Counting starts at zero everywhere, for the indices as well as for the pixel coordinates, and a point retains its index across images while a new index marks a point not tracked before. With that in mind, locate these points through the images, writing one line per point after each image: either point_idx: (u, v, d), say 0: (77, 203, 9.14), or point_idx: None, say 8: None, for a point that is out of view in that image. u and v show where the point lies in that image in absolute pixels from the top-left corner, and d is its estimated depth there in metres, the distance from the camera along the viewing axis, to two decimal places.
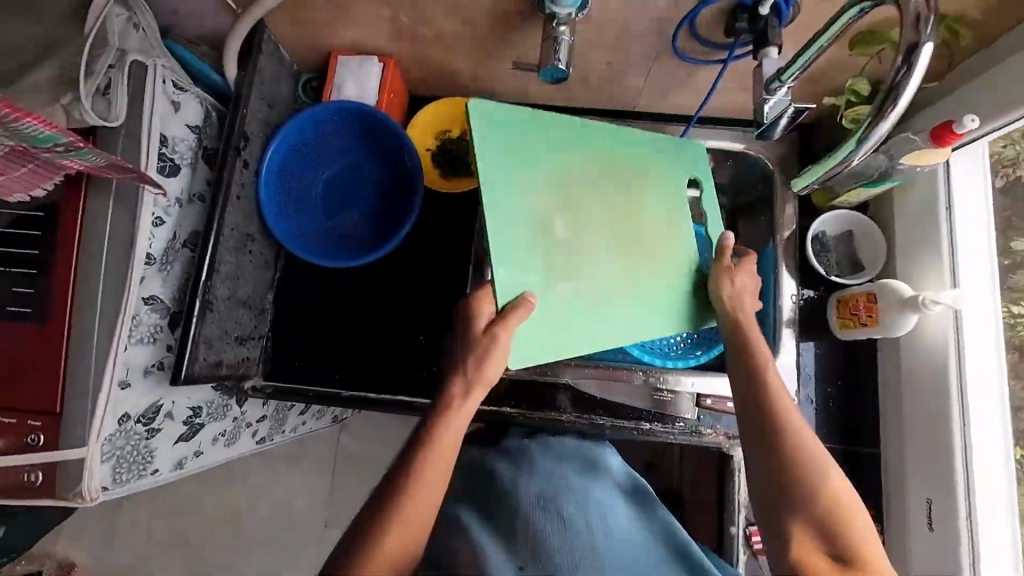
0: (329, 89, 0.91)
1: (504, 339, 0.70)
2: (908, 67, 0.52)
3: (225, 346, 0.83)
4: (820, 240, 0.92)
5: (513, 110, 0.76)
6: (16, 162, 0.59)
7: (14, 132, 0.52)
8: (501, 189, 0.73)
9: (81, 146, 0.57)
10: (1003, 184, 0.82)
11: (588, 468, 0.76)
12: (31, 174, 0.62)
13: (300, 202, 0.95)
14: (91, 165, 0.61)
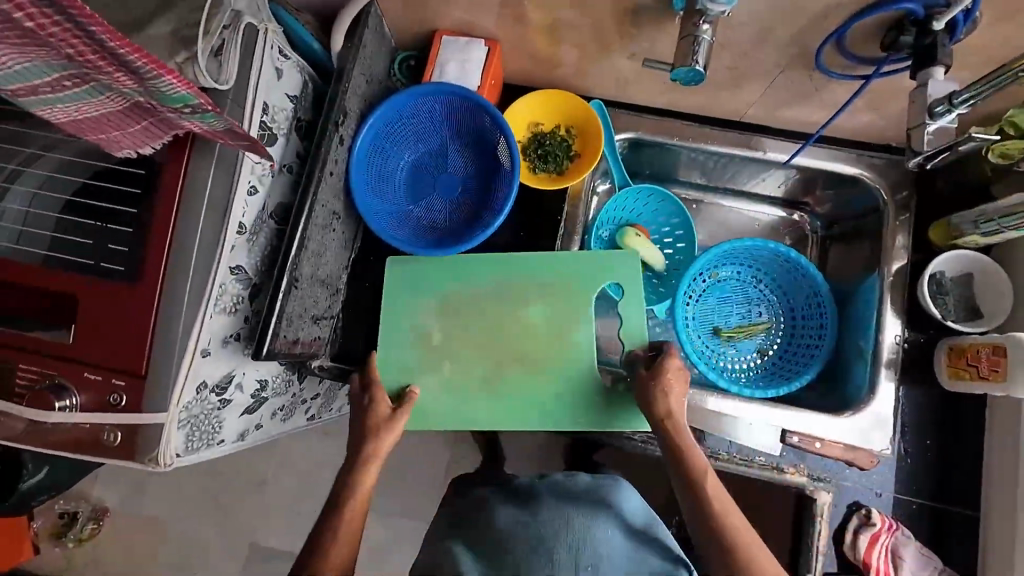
0: (431, 70, 0.87)
1: (401, 419, 0.77)
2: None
3: (303, 324, 0.82)
4: (937, 279, 0.85)
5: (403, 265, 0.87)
6: (135, 119, 0.57)
7: (149, 89, 0.50)
8: (391, 319, 0.86)
9: (209, 110, 0.54)
10: None
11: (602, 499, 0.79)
12: (144, 131, 0.60)
13: (385, 185, 0.92)
14: (209, 129, 0.59)
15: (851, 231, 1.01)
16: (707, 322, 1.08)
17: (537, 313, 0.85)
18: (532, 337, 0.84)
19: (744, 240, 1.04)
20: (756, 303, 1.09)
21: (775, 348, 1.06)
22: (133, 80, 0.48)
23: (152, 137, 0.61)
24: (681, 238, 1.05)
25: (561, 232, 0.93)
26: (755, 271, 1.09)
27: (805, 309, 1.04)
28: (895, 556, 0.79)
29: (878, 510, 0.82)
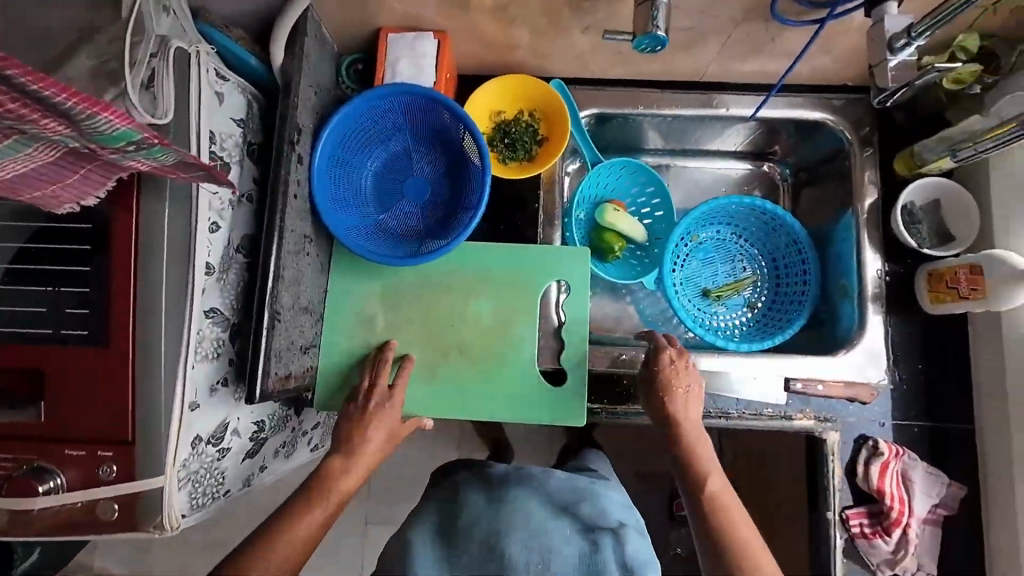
0: (381, 72, 0.82)
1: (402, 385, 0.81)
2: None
3: (292, 356, 0.78)
4: (908, 210, 0.87)
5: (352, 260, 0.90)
6: (72, 167, 0.52)
7: (84, 131, 0.45)
8: (343, 301, 0.89)
9: (156, 144, 0.50)
10: None
11: (576, 496, 0.86)
12: (83, 179, 0.54)
13: (353, 198, 0.87)
14: (159, 165, 0.54)
15: (819, 174, 1.02)
16: (695, 286, 1.09)
17: (484, 308, 0.88)
18: (476, 325, 0.88)
19: (719, 200, 1.04)
20: (738, 259, 1.10)
21: (762, 300, 1.08)
22: (64, 126, 0.45)
23: (93, 183, 0.56)
24: (659, 207, 1.05)
25: (541, 219, 0.92)
26: (733, 227, 1.10)
27: (787, 257, 1.06)
28: (906, 479, 0.82)
29: (884, 439, 0.85)
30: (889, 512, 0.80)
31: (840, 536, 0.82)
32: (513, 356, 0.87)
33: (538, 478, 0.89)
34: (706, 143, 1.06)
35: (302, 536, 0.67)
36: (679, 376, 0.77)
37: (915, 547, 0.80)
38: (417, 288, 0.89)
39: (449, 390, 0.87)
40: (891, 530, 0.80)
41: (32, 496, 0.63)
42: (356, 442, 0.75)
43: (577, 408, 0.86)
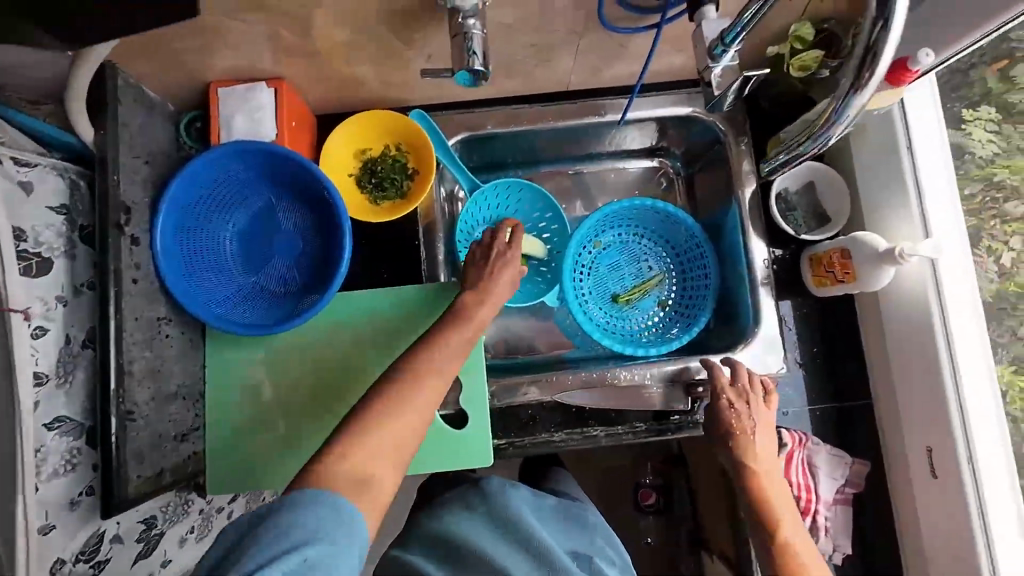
0: (215, 129, 0.76)
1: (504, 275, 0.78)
2: (884, 23, 0.45)
3: (163, 450, 0.73)
4: (783, 198, 0.88)
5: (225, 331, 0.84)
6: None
7: None
8: (222, 376, 0.83)
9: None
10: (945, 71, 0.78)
11: (569, 517, 0.82)
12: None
13: (215, 266, 0.82)
14: None
15: (706, 166, 1.01)
16: (604, 293, 1.07)
17: (375, 359, 0.85)
18: (367, 376, 0.85)
19: (610, 206, 1.03)
20: (644, 259, 1.09)
21: (673, 296, 1.07)
22: None
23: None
24: (553, 220, 1.01)
25: (424, 257, 0.88)
26: (634, 228, 1.08)
27: (689, 251, 1.05)
28: (811, 465, 0.83)
29: (788, 427, 0.86)
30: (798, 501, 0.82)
31: None
32: None
33: (533, 499, 0.81)
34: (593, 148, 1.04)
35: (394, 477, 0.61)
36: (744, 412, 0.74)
37: (828, 529, 0.82)
38: (303, 348, 0.85)
39: None
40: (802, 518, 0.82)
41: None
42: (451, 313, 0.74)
43: (482, 448, 0.83)
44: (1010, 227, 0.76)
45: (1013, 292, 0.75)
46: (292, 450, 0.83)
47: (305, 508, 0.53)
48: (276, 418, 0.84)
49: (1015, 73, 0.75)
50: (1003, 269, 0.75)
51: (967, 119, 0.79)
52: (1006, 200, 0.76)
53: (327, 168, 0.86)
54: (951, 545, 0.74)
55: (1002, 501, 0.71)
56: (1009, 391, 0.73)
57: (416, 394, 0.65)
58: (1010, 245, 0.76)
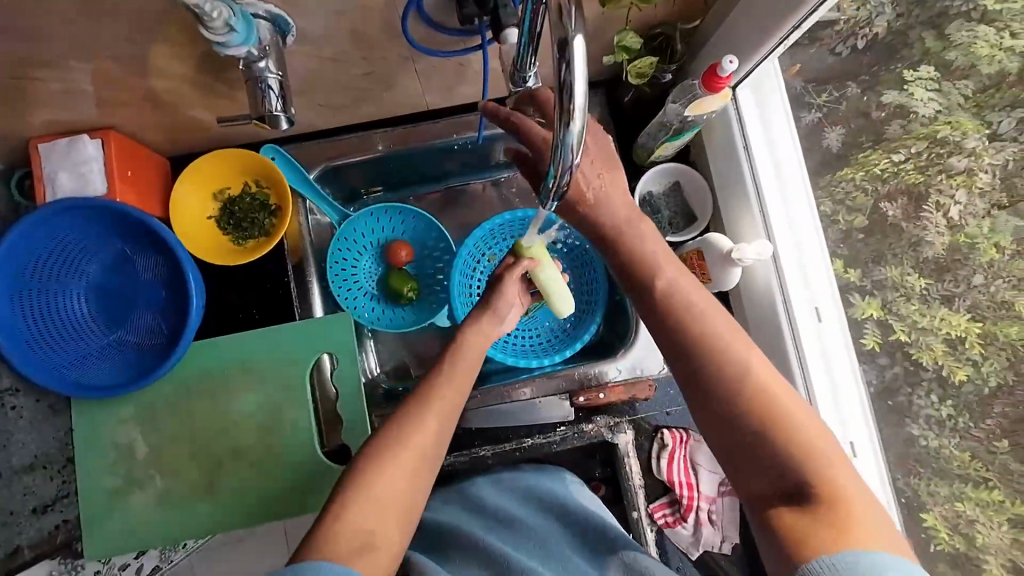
0: (42, 188, 0.73)
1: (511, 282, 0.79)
2: (567, 65, 0.39)
3: (16, 527, 0.70)
4: (648, 201, 0.88)
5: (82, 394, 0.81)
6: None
7: None
8: (89, 440, 0.80)
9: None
10: (864, 46, 0.71)
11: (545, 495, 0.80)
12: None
13: (66, 327, 0.79)
14: None
15: None
16: None
17: (248, 405, 0.83)
18: (246, 421, 0.83)
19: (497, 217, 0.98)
20: None
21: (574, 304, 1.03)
22: None
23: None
24: (438, 241, 1.00)
25: (295, 294, 0.87)
26: None
27: (581, 256, 1.03)
28: (693, 463, 0.86)
29: (673, 428, 0.88)
30: (680, 499, 0.84)
31: (651, 531, 0.84)
32: (291, 444, 0.83)
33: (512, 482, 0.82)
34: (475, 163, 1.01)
35: (408, 499, 0.59)
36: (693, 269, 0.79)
37: (713, 523, 0.84)
38: (175, 401, 0.82)
39: (232, 499, 0.82)
40: (687, 515, 0.84)
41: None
42: (459, 342, 0.72)
43: None
44: (954, 182, 0.66)
45: (961, 247, 0.67)
46: (172, 505, 0.81)
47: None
48: (153, 476, 0.81)
49: (951, 31, 0.65)
50: (949, 225, 0.67)
51: (906, 80, 0.69)
52: (948, 157, 0.66)
53: (183, 212, 0.84)
54: None
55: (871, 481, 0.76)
56: (960, 344, 0.67)
57: (427, 418, 0.63)
58: (955, 201, 0.67)
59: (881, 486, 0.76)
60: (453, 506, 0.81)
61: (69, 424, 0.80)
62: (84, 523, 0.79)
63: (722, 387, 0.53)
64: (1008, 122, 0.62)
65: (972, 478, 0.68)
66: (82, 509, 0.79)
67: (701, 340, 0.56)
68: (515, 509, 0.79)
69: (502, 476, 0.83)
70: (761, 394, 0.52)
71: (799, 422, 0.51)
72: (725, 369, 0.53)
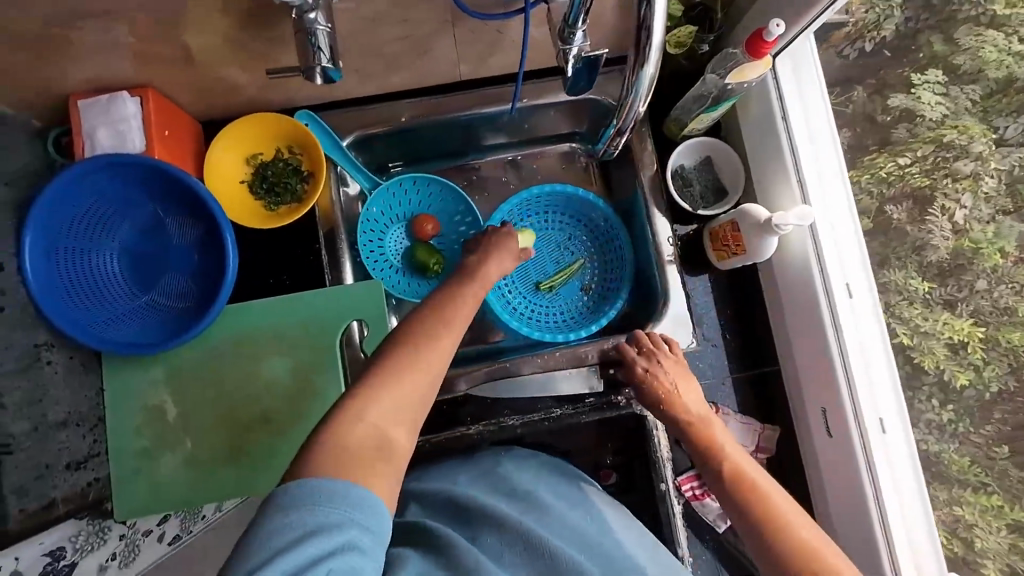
0: (80, 144, 0.73)
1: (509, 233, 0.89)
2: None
3: (52, 481, 0.70)
4: (680, 175, 0.89)
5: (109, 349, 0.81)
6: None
7: None
8: (119, 400, 0.81)
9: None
10: (869, 50, 0.83)
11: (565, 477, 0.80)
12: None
13: (99, 286, 0.79)
14: None
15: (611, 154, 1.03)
16: (526, 284, 1.06)
17: (278, 369, 0.83)
18: (274, 387, 0.83)
19: (526, 192, 1.03)
20: (564, 245, 1.07)
21: (596, 280, 1.06)
22: None
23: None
24: (465, 213, 0.99)
25: (326, 261, 0.87)
26: (553, 215, 1.07)
27: (607, 235, 1.04)
28: None
29: None
30: None
31: (677, 504, 0.85)
32: (319, 409, 0.83)
33: (528, 461, 0.81)
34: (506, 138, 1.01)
35: (416, 394, 0.58)
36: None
37: None
38: (206, 365, 0.82)
39: (259, 464, 0.81)
40: None
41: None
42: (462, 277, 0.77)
43: None
44: (962, 186, 0.76)
45: (965, 251, 0.76)
46: (200, 468, 0.81)
47: (327, 503, 0.48)
48: (183, 437, 0.81)
49: (958, 35, 0.77)
50: (954, 229, 0.76)
51: (915, 82, 0.80)
52: (955, 161, 0.77)
53: (217, 176, 0.84)
54: (848, 502, 0.80)
55: (898, 461, 0.76)
56: (963, 348, 0.75)
57: (439, 331, 0.64)
58: (960, 205, 0.76)
59: (910, 470, 0.76)
60: (479, 483, 0.77)
61: (98, 382, 0.81)
62: (114, 483, 0.80)
63: (745, 514, 0.64)
64: (1013, 127, 0.74)
65: (972, 484, 0.75)
66: (111, 469, 0.80)
67: (739, 480, 0.67)
68: (547, 495, 0.75)
69: (525, 460, 0.82)
70: (783, 519, 0.61)
71: (817, 542, 0.59)
72: (749, 494, 0.65)
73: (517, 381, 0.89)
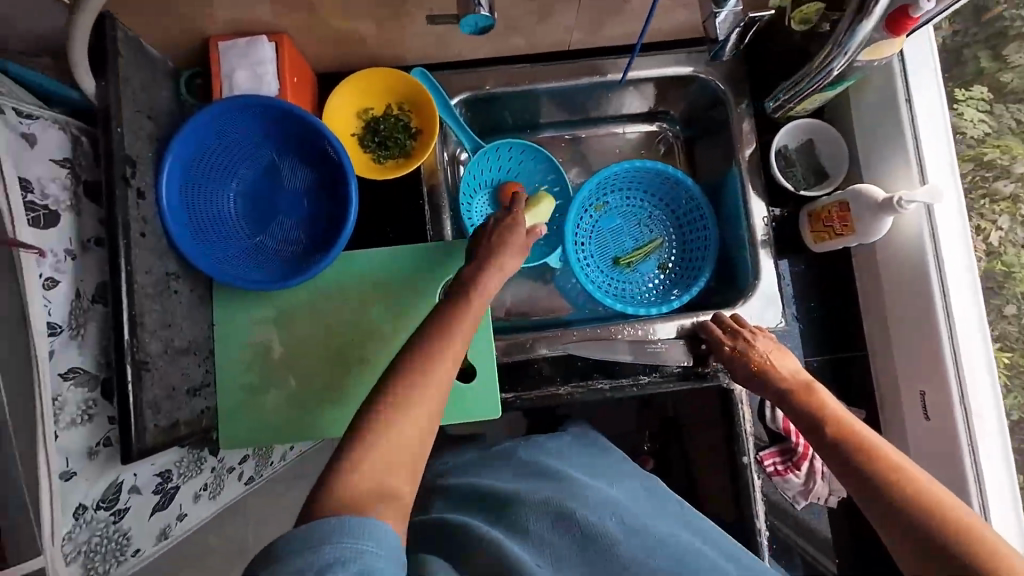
0: (218, 84, 0.76)
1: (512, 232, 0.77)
2: None
3: (176, 403, 0.74)
4: (783, 154, 0.89)
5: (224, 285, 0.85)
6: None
7: None
8: (230, 335, 0.84)
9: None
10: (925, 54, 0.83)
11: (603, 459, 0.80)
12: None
13: (220, 224, 0.82)
14: None
15: (702, 132, 1.05)
16: (605, 258, 1.10)
17: (382, 317, 0.86)
18: (375, 334, 0.86)
19: (617, 166, 1.03)
20: (644, 224, 1.11)
21: (673, 260, 1.10)
22: None
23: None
24: (555, 183, 1.02)
25: (428, 217, 0.89)
26: (636, 193, 1.10)
27: (689, 216, 1.07)
28: None
29: None
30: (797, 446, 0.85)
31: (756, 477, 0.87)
32: None
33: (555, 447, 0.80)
34: (575, 113, 1.04)
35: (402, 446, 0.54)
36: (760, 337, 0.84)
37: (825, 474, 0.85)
38: (314, 308, 0.86)
39: (358, 406, 0.85)
40: (801, 464, 0.85)
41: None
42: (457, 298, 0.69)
43: (489, 401, 0.84)
44: (1000, 208, 0.78)
45: (997, 273, 0.77)
46: (302, 406, 0.85)
47: (351, 537, 0.45)
48: (289, 375, 0.85)
49: (1009, 53, 0.79)
50: (988, 251, 0.78)
51: (961, 98, 0.81)
52: (995, 182, 0.78)
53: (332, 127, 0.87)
54: None
55: (997, 465, 0.73)
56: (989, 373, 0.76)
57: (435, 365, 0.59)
58: (997, 225, 0.78)
59: (1002, 470, 0.73)
60: (504, 471, 0.76)
61: (212, 316, 0.84)
62: (221, 414, 0.83)
63: (860, 464, 0.62)
64: None
65: None
66: (220, 400, 0.83)
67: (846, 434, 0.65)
68: (575, 470, 0.74)
69: (551, 445, 0.81)
70: (901, 466, 0.59)
71: (938, 490, 0.56)
72: (860, 443, 0.63)
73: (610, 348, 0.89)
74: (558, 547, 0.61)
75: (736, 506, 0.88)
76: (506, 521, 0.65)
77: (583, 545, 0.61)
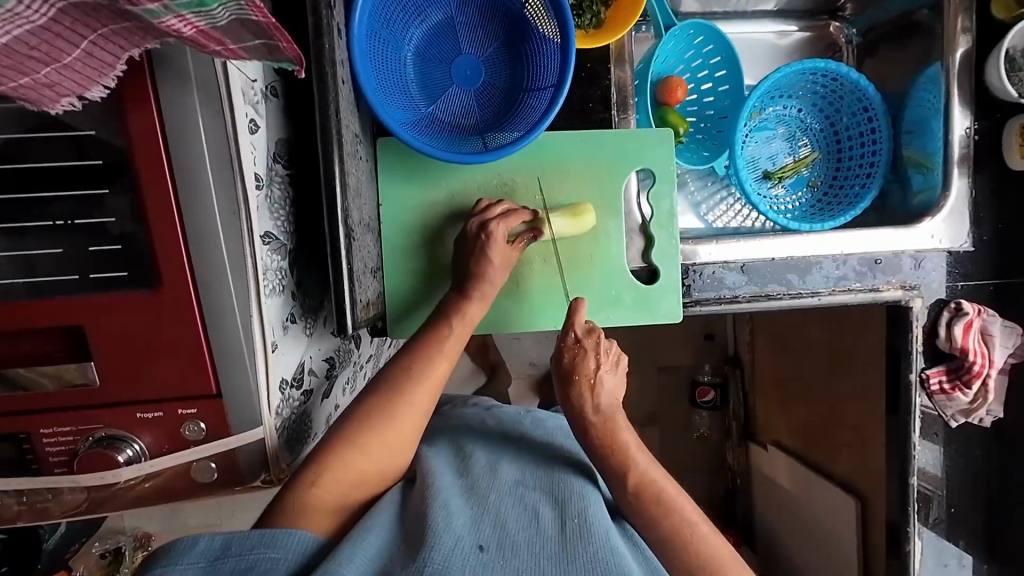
0: None
1: (493, 220, 0.73)
2: None
3: (366, 279, 0.68)
4: (1011, 55, 0.82)
5: (394, 158, 0.77)
6: (90, 24, 0.38)
7: None
8: (398, 215, 0.78)
9: None
10: None
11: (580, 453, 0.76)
12: (104, 37, 0.40)
13: (395, 84, 0.72)
14: (67, 68, 0.40)
15: (894, 34, 0.96)
16: (756, 170, 1.02)
17: (559, 206, 0.79)
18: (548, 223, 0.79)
19: (803, 64, 0.91)
20: (800, 136, 1.03)
21: (822, 178, 1.02)
22: None
23: (115, 46, 0.41)
24: (723, 81, 0.95)
25: (615, 102, 0.81)
26: (795, 100, 1.01)
27: (853, 129, 0.99)
28: (986, 335, 0.85)
29: (961, 300, 0.88)
30: (971, 365, 0.85)
31: (919, 396, 0.88)
32: (596, 253, 0.81)
33: (546, 429, 0.79)
34: (706, 8, 1.01)
35: (334, 496, 0.60)
36: (585, 357, 0.70)
37: (993, 395, 0.86)
38: (487, 192, 0.79)
39: (531, 300, 0.81)
40: (971, 382, 0.86)
41: (56, 516, 0.59)
42: (481, 290, 0.72)
43: (671, 305, 0.82)
44: None
45: None
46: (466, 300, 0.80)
47: (173, 554, 0.50)
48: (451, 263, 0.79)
49: None
50: None
51: None
52: None
53: None
54: None
55: None
56: None
57: (435, 374, 0.68)
58: None
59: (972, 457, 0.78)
60: (492, 450, 0.74)
61: (378, 192, 0.77)
62: (389, 300, 0.79)
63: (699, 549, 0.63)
64: None
65: None
66: (390, 284, 0.78)
67: (680, 516, 0.65)
68: (556, 471, 0.70)
69: (540, 432, 0.79)
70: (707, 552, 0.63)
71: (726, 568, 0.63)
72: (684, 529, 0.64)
73: (795, 264, 0.85)
74: (507, 530, 0.58)
75: (892, 411, 0.90)
76: (461, 505, 0.61)
77: (538, 540, 0.58)
